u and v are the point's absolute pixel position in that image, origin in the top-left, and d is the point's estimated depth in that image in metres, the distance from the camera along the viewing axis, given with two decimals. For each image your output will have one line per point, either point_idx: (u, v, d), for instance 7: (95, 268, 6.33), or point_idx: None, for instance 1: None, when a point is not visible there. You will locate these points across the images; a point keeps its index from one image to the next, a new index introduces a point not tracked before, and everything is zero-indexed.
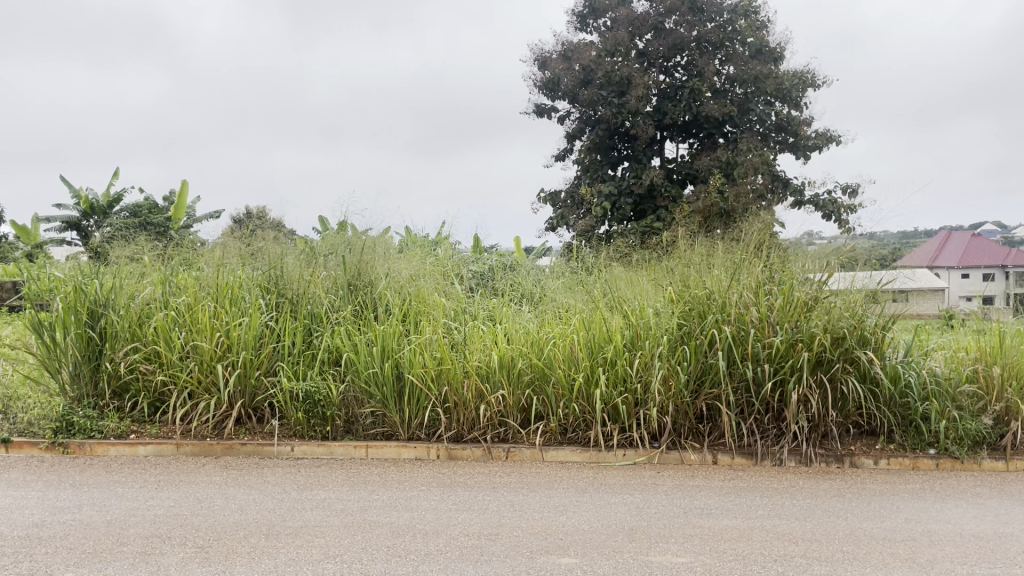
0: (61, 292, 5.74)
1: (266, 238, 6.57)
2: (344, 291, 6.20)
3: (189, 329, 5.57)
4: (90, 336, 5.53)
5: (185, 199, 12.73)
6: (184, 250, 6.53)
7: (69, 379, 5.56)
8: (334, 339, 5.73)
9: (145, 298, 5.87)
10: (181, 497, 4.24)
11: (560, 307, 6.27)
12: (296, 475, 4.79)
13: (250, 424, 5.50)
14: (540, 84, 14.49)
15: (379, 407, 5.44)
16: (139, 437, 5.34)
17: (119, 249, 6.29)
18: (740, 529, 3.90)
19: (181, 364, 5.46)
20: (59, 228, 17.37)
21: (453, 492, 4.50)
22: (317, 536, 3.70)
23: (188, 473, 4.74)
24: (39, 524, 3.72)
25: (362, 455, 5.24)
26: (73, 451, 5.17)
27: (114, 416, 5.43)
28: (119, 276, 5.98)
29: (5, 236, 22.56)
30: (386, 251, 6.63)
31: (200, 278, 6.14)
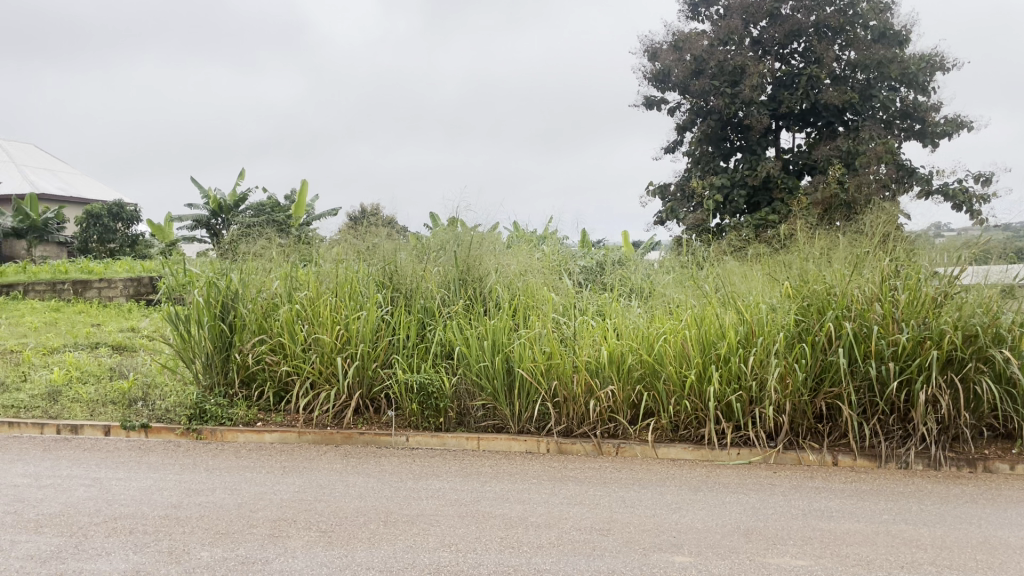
0: (195, 287, 6.09)
1: (379, 234, 6.73)
2: (455, 286, 6.32)
3: (311, 323, 5.81)
4: (222, 328, 5.86)
5: (305, 197, 13.26)
6: (303, 246, 6.81)
7: (202, 368, 5.89)
8: (446, 333, 5.84)
9: (270, 293, 6.14)
10: (304, 483, 4.43)
11: (670, 302, 6.16)
12: (412, 464, 4.93)
13: (368, 414, 5.70)
14: (649, 76, 14.25)
15: (490, 399, 5.53)
16: (265, 424, 5.62)
17: (245, 246, 6.60)
18: (864, 533, 3.76)
19: (304, 356, 5.71)
20: (191, 225, 18.42)
21: (565, 486, 4.52)
22: (433, 525, 3.79)
23: (311, 460, 4.95)
24: (177, 504, 3.96)
25: (474, 447, 5.33)
26: (205, 437, 5.47)
27: (243, 405, 5.71)
28: (247, 271, 6.28)
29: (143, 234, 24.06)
30: (494, 247, 6.69)
31: (320, 274, 6.38)
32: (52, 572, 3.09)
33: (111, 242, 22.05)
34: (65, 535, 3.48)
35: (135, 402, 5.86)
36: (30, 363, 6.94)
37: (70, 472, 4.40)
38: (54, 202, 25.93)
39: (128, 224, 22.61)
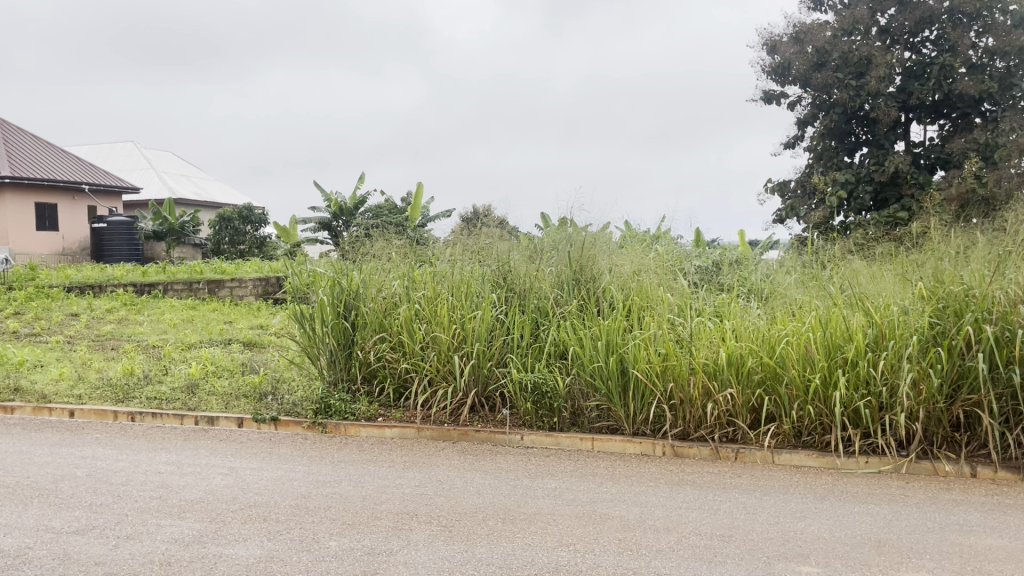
0: (319, 286, 6.34)
1: (492, 235, 6.80)
2: (569, 286, 6.32)
3: (429, 322, 5.93)
4: (345, 326, 6.08)
5: (420, 199, 13.57)
6: (417, 247, 6.96)
7: (326, 364, 6.11)
8: (560, 332, 5.84)
9: (388, 292, 6.31)
10: (424, 478, 4.54)
11: (792, 303, 5.94)
12: (527, 463, 4.96)
13: (483, 411, 5.78)
14: (768, 70, 13.82)
15: (605, 401, 5.49)
16: (386, 420, 5.79)
17: (365, 247, 6.80)
18: (1008, 550, 3.52)
19: (422, 354, 5.85)
20: (314, 228, 19.12)
21: (682, 490, 4.45)
22: (551, 524, 3.81)
23: (430, 455, 5.06)
24: (307, 495, 4.14)
25: (588, 447, 5.32)
26: (331, 430, 5.69)
27: (365, 400, 5.90)
28: (368, 270, 6.47)
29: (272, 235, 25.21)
30: (607, 246, 6.64)
31: (437, 274, 6.51)
32: (195, 555, 3.29)
33: (242, 242, 23.24)
34: (205, 520, 3.70)
35: (265, 396, 6.14)
36: (171, 358, 7.40)
37: (209, 461, 4.67)
38: (190, 206, 27.57)
39: (258, 225, 23.58)
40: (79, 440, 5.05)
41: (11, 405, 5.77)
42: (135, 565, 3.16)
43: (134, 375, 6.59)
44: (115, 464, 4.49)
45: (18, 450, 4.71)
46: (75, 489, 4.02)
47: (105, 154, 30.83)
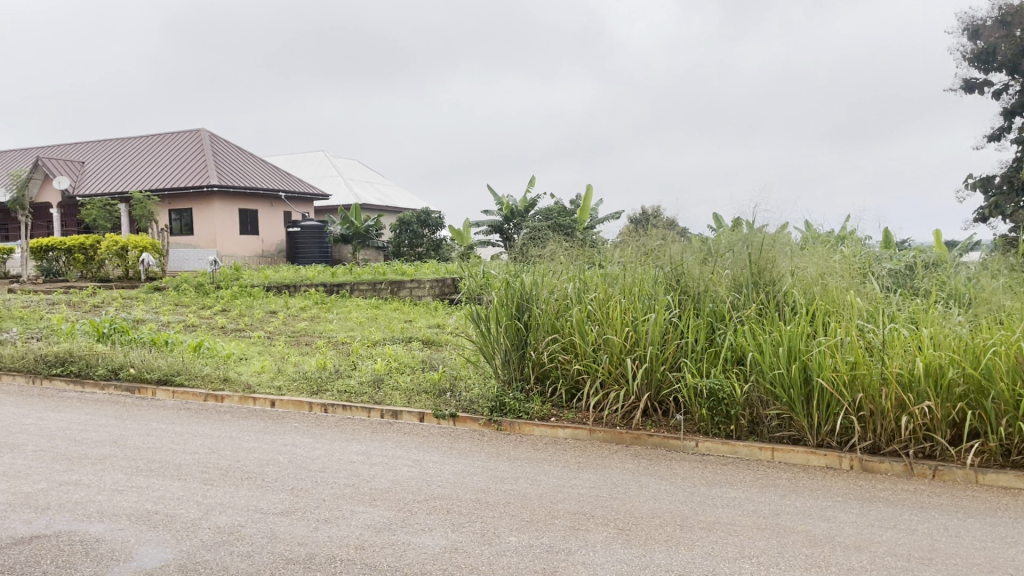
0: (493, 287, 6.51)
1: (665, 237, 6.70)
2: (747, 289, 6.12)
3: (602, 324, 5.93)
4: (518, 326, 6.20)
5: (590, 201, 13.63)
6: (589, 249, 6.97)
7: (501, 363, 6.27)
8: (737, 337, 5.66)
9: (561, 293, 6.36)
10: (599, 480, 4.55)
11: (999, 310, 5.44)
12: (704, 470, 4.85)
13: (656, 416, 5.71)
14: (969, 57, 12.77)
15: (786, 410, 5.26)
16: (558, 420, 5.85)
17: (537, 249, 6.90)
18: None
19: (595, 356, 5.87)
20: (486, 231, 19.67)
21: (874, 507, 4.19)
22: (731, 534, 3.70)
23: (604, 458, 5.07)
24: (486, 490, 4.26)
25: (767, 457, 5.13)
26: (505, 428, 5.82)
27: (538, 400, 5.99)
28: (540, 271, 6.57)
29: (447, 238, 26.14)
30: (787, 247, 6.37)
31: (609, 276, 6.51)
32: (386, 541, 3.47)
33: (420, 246, 24.31)
34: (393, 509, 3.89)
35: (444, 393, 6.38)
36: (358, 354, 7.86)
37: (395, 453, 4.92)
38: (374, 211, 29.19)
39: (435, 228, 24.51)
40: (280, 428, 5.47)
41: (221, 394, 6.33)
42: (332, 547, 3.37)
43: (325, 369, 7.05)
44: (312, 452, 4.83)
45: (230, 435, 5.17)
46: (279, 473, 4.36)
47: (297, 163, 33.19)
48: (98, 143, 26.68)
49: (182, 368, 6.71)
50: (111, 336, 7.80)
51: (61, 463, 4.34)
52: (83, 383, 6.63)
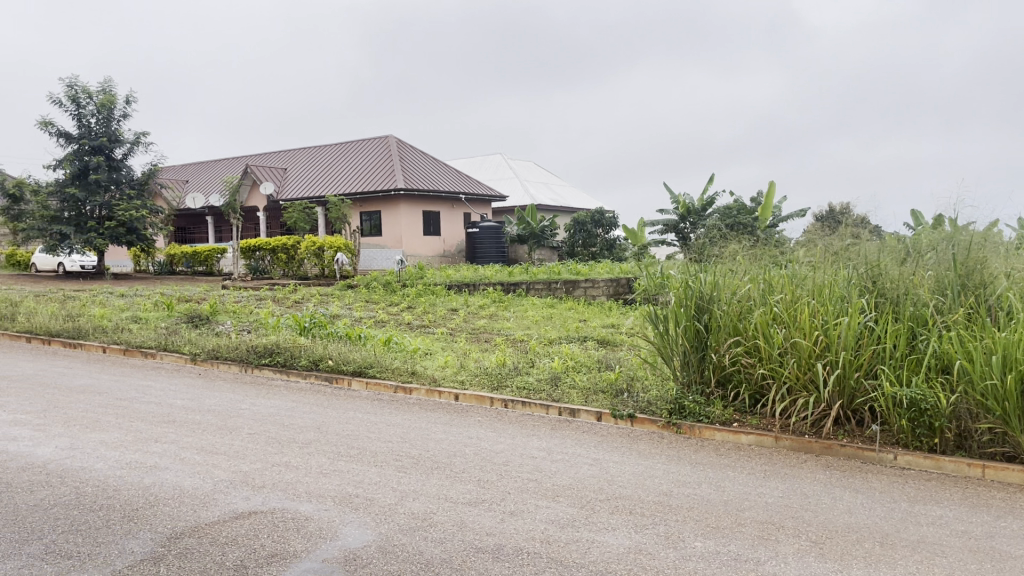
0: (673, 287, 6.39)
1: (857, 237, 6.34)
2: (952, 292, 5.66)
3: (789, 327, 5.66)
4: (697, 328, 6.04)
5: (772, 198, 13.15)
6: (773, 249, 6.71)
7: (680, 365, 6.16)
8: (942, 344, 5.25)
9: (746, 295, 6.15)
10: (787, 489, 4.37)
11: None
12: (904, 485, 4.55)
13: (849, 425, 5.41)
14: None
15: (999, 423, 4.81)
16: (741, 426, 5.67)
17: (719, 249, 6.71)
18: None
19: (781, 360, 5.62)
20: (661, 230, 19.43)
21: None
22: (938, 554, 3.44)
23: (792, 467, 4.86)
24: (668, 493, 4.21)
25: (977, 474, 4.73)
26: (685, 431, 5.72)
27: (719, 404, 5.83)
28: (721, 271, 6.38)
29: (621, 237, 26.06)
30: (999, 247, 5.84)
31: (796, 277, 6.22)
32: (572, 537, 3.52)
33: (592, 246, 24.58)
34: (576, 506, 3.93)
35: (621, 393, 6.35)
36: (536, 351, 8.01)
37: (575, 450, 4.96)
38: (549, 211, 29.64)
39: (609, 228, 24.65)
40: (465, 421, 5.68)
41: (409, 386, 6.66)
42: (519, 539, 3.46)
43: (505, 366, 7.23)
44: (496, 445, 4.98)
45: (420, 426, 5.43)
46: (466, 465, 4.52)
47: (476, 166, 34.24)
48: (296, 152, 28.85)
49: (374, 361, 7.13)
50: (312, 330, 8.42)
51: (273, 446, 4.73)
52: (288, 373, 7.19)
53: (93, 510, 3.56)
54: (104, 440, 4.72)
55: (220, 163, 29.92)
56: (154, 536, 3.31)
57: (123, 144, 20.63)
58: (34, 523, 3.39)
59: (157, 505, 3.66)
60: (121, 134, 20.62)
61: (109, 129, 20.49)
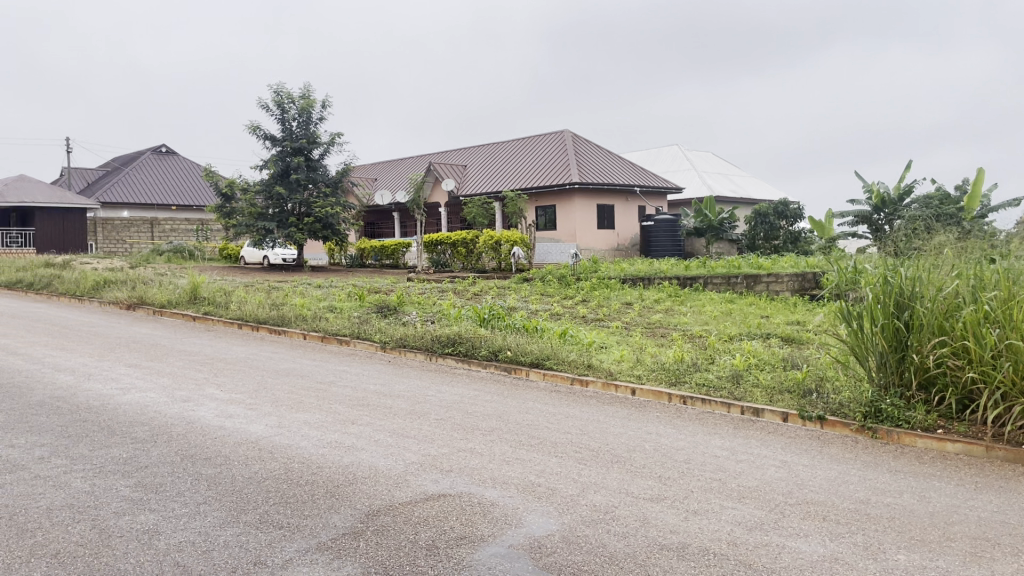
0: (868, 282, 5.94)
1: None
2: None
3: (1004, 327, 5.12)
4: (897, 326, 5.64)
5: (981, 185, 12.07)
6: (985, 241, 6.09)
7: (877, 367, 5.78)
8: None
9: (953, 291, 5.60)
10: (1003, 504, 3.98)
11: None
12: None
13: None
14: None
15: None
16: (947, 433, 5.23)
17: (922, 241, 6.19)
18: None
19: (994, 364, 5.11)
20: (852, 221, 18.32)
21: None
22: None
23: (1008, 479, 4.43)
24: (865, 501, 3.96)
25: None
26: (882, 437, 5.36)
27: (921, 408, 5.40)
28: (924, 265, 5.87)
29: (807, 230, 24.82)
30: None
31: (1013, 272, 5.55)
32: (761, 541, 3.39)
33: (775, 239, 23.71)
34: (764, 509, 3.78)
35: (809, 393, 6.05)
36: (715, 347, 7.79)
37: (761, 451, 4.79)
38: (728, 204, 28.79)
39: (793, 221, 23.61)
40: (645, 416, 5.63)
41: (587, 379, 6.69)
42: (705, 539, 3.37)
43: (683, 361, 7.07)
44: (677, 442, 4.89)
45: (599, 419, 5.43)
46: (647, 460, 4.47)
47: (651, 158, 33.76)
48: (473, 149, 29.74)
49: (551, 353, 7.22)
50: (491, 322, 8.65)
51: (458, 432, 4.90)
52: (470, 363, 7.44)
53: (300, 485, 3.84)
54: (306, 420, 5.08)
55: (404, 161, 31.38)
56: (353, 513, 3.52)
57: (319, 145, 22.11)
58: (250, 494, 3.70)
59: (355, 484, 3.89)
60: (318, 136, 22.12)
61: (308, 131, 22.03)
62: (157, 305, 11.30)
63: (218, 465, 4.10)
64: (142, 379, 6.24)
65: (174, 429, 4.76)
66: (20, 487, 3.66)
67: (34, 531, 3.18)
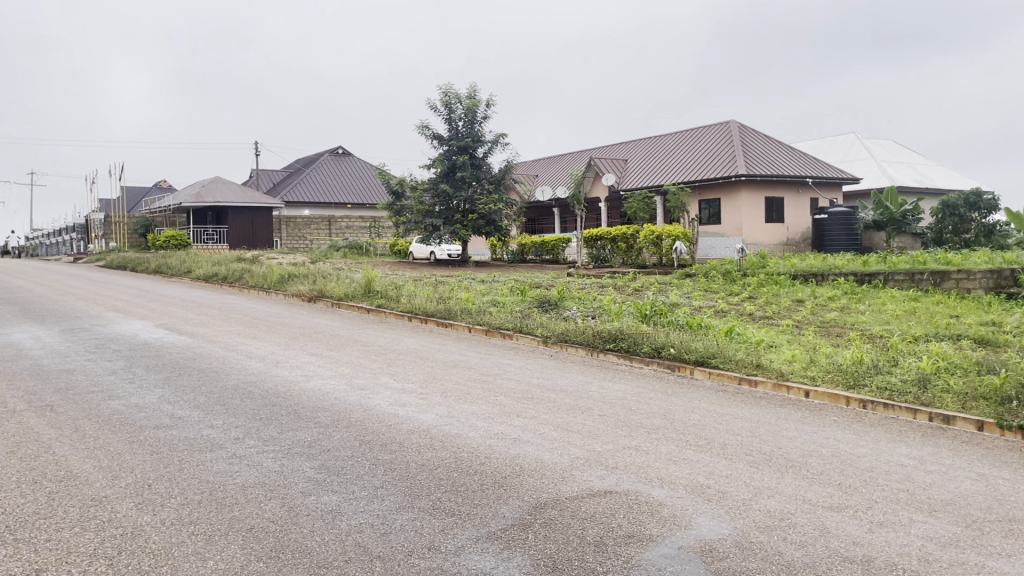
0: None
1: None
2: None
3: None
4: None
5: None
6: None
7: None
8: None
9: None
10: None
11: None
12: None
13: None
14: None
15: None
16: None
17: None
18: None
19: None
20: None
21: None
22: None
23: None
24: None
25: None
26: None
27: None
28: None
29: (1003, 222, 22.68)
30: None
31: None
32: (956, 559, 3.12)
33: (966, 232, 21.91)
34: (959, 524, 3.48)
35: (1009, 401, 5.51)
36: (898, 349, 7.27)
37: (954, 462, 4.41)
38: (911, 195, 26.87)
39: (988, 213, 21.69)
40: (820, 419, 5.34)
41: (755, 379, 6.44)
42: (891, 553, 3.15)
43: (862, 363, 6.63)
44: (857, 449, 4.60)
45: (769, 422, 5.21)
46: (824, 466, 4.24)
47: (824, 148, 32.07)
48: (635, 143, 29.42)
49: (717, 352, 7.00)
50: (653, 318, 8.52)
51: (624, 429, 4.85)
52: (632, 359, 7.36)
53: (470, 474, 3.94)
54: (474, 411, 5.20)
55: (565, 157, 31.54)
56: (521, 504, 3.56)
57: (484, 144, 22.65)
58: (422, 481, 3.83)
59: (522, 476, 3.94)
60: (481, 134, 22.65)
61: (473, 130, 22.61)
62: (335, 297, 12.00)
63: (392, 451, 4.28)
64: (324, 367, 6.63)
65: (352, 415, 5.02)
66: (219, 464, 3.98)
67: (232, 506, 3.44)
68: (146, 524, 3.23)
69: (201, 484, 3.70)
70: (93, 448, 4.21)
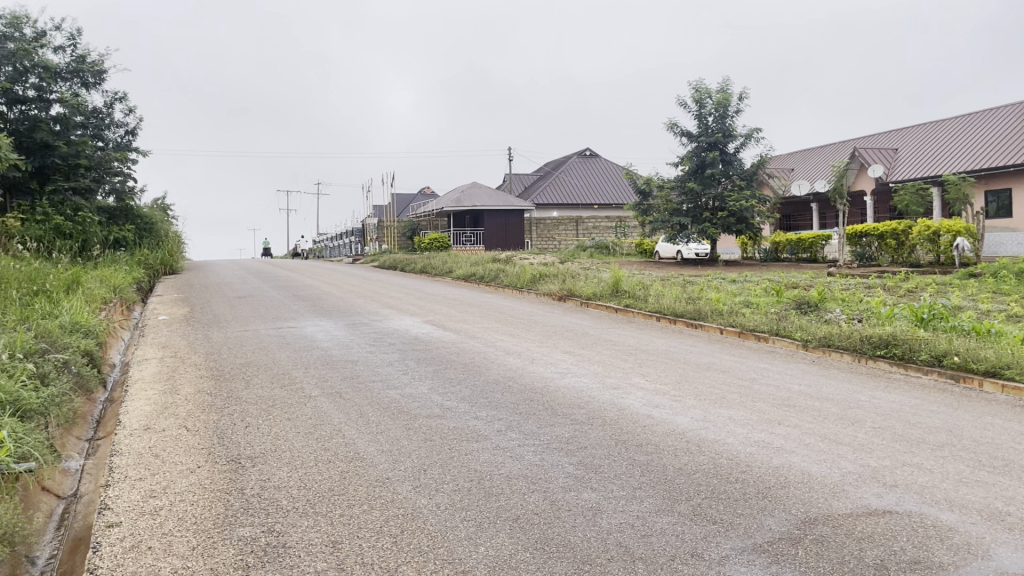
0: None
1: None
2: None
3: None
4: None
5: None
6: None
7: None
8: None
9: None
10: None
11: None
12: None
13: None
14: None
15: None
16: None
17: None
18: None
19: None
20: None
21: None
22: None
23: None
24: None
25: None
26: None
27: None
28: None
29: None
30: None
31: None
32: None
33: None
34: None
35: None
36: None
37: None
38: None
39: None
40: None
41: None
42: None
43: None
44: None
45: None
46: None
47: None
48: (905, 131, 26.95)
49: (1013, 362, 6.19)
50: (932, 322, 7.74)
51: (902, 444, 4.44)
52: (907, 367, 6.74)
53: (731, 482, 3.80)
54: (731, 416, 5.02)
55: (824, 150, 29.65)
56: (790, 517, 3.37)
57: (735, 138, 21.89)
58: (682, 485, 3.76)
59: (788, 487, 3.73)
60: (733, 129, 21.90)
61: (723, 124, 21.92)
62: (584, 297, 12.22)
63: (649, 453, 4.24)
64: (577, 365, 6.76)
65: (608, 414, 5.05)
66: (485, 455, 4.18)
67: (499, 495, 3.60)
68: (424, 507, 3.47)
69: (469, 472, 3.91)
70: (375, 433, 4.60)
